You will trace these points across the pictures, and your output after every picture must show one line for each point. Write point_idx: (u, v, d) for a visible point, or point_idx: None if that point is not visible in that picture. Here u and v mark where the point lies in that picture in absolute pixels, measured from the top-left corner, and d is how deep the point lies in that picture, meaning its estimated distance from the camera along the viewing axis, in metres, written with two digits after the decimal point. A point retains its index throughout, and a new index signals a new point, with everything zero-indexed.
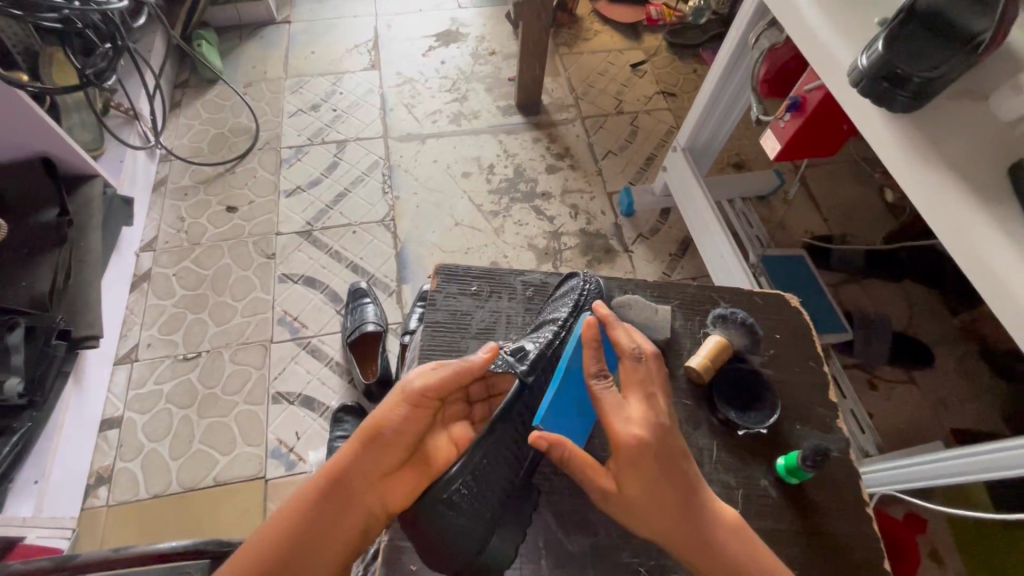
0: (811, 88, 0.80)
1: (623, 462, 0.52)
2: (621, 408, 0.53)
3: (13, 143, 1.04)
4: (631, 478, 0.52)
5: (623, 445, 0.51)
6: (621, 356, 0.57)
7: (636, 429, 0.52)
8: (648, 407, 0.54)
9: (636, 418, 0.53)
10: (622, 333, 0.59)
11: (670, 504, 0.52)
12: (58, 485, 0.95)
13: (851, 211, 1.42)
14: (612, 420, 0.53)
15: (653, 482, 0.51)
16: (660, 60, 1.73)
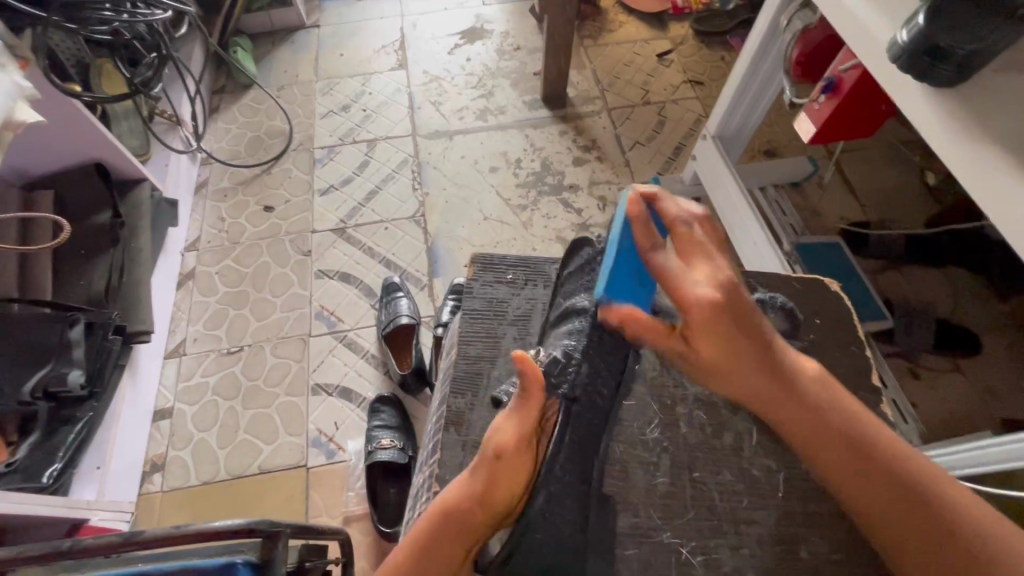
0: (847, 68, 0.78)
1: (696, 324, 0.49)
2: (684, 276, 0.48)
3: (69, 151, 1.10)
4: (709, 334, 0.49)
5: (694, 305, 0.48)
6: (672, 221, 0.50)
7: (707, 290, 0.48)
8: (715, 265, 0.49)
9: (703, 280, 0.48)
10: (674, 207, 0.51)
11: (757, 361, 0.51)
12: (117, 472, 1.01)
13: (890, 196, 1.38)
14: (679, 290, 0.48)
15: (726, 338, 0.49)
16: (687, 49, 1.70)
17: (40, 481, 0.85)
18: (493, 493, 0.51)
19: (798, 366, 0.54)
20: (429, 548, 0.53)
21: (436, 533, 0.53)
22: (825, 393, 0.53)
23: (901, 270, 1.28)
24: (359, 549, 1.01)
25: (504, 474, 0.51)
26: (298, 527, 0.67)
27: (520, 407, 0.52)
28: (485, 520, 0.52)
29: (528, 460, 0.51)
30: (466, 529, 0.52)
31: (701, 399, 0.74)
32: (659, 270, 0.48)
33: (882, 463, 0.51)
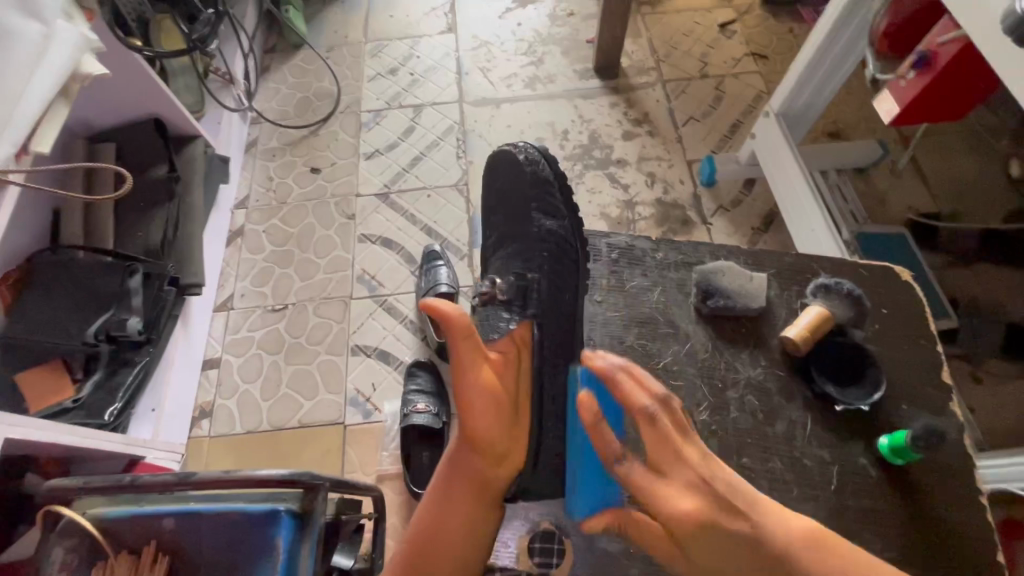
0: (946, 41, 0.72)
1: (682, 535, 0.49)
2: (659, 486, 0.50)
3: (132, 104, 1.13)
4: (706, 555, 0.48)
5: (681, 524, 0.49)
6: (635, 411, 0.54)
7: (683, 502, 0.49)
8: (687, 471, 0.50)
9: (679, 492, 0.50)
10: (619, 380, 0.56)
11: (742, 558, 0.47)
12: (170, 415, 1.07)
13: (967, 187, 1.27)
14: (658, 500, 0.50)
15: (717, 547, 0.48)
16: (753, 19, 1.60)
17: (103, 418, 0.91)
18: (477, 422, 0.60)
19: (782, 533, 0.47)
20: (447, 502, 0.60)
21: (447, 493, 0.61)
22: (809, 551, 0.47)
23: (972, 267, 1.19)
24: (391, 507, 1.05)
25: (479, 406, 0.60)
26: (336, 481, 0.69)
27: (461, 352, 0.62)
28: (488, 460, 0.61)
29: (491, 379, 0.62)
30: (469, 463, 0.61)
31: (754, 388, 0.72)
32: (623, 475, 0.52)
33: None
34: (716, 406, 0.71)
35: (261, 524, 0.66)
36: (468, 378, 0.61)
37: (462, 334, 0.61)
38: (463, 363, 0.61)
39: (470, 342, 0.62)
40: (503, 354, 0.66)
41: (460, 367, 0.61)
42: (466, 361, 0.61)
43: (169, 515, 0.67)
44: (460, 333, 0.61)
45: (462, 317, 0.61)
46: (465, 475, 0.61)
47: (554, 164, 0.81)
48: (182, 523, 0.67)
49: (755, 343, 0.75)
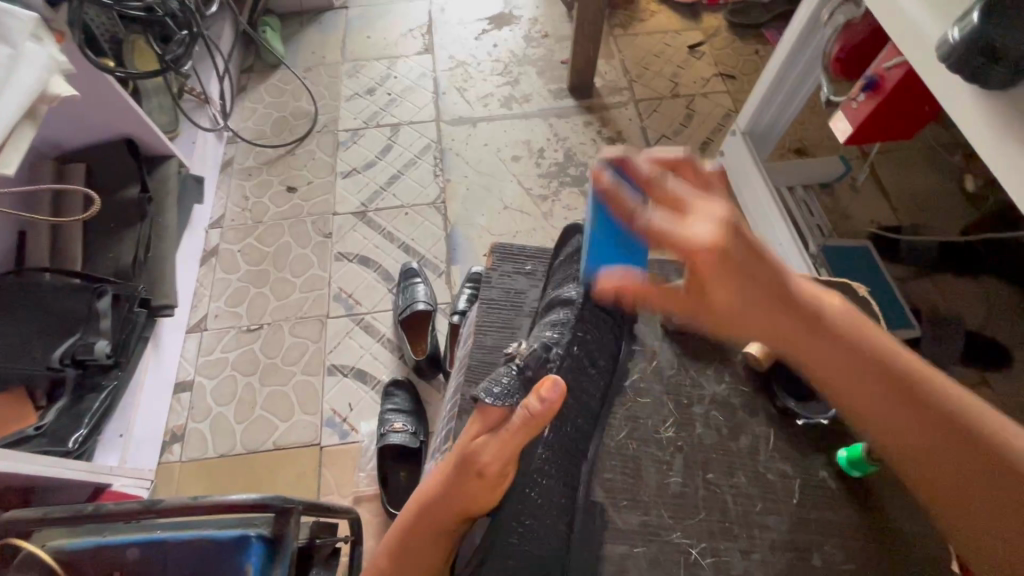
0: (891, 66, 0.76)
1: (704, 269, 0.46)
2: (679, 225, 0.45)
3: (103, 125, 1.12)
4: (722, 284, 0.47)
5: (698, 251, 0.44)
6: (648, 183, 0.50)
7: (709, 230, 0.45)
8: (714, 212, 0.47)
9: (702, 226, 0.45)
10: (637, 169, 0.52)
11: (757, 296, 0.48)
12: (139, 441, 1.04)
13: (925, 201, 1.33)
14: (677, 237, 0.45)
15: (736, 283, 0.47)
16: (720, 41, 1.66)
17: (68, 445, 0.88)
18: (466, 499, 0.53)
19: (821, 302, 0.50)
20: (404, 553, 0.56)
21: (414, 532, 0.57)
22: (848, 325, 0.50)
23: (930, 278, 1.23)
24: (367, 530, 1.03)
25: (474, 489, 0.53)
26: (309, 505, 0.68)
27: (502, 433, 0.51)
28: (457, 520, 0.55)
29: (510, 450, 0.51)
30: (437, 527, 0.56)
31: (719, 403, 0.74)
32: (644, 223, 0.46)
33: (914, 386, 0.47)
34: (682, 421, 0.72)
35: (231, 551, 0.65)
36: (486, 451, 0.51)
37: (527, 426, 0.50)
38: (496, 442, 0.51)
39: (522, 422, 0.50)
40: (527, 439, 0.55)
41: (494, 441, 0.51)
42: (485, 446, 0.51)
43: (133, 545, 0.65)
44: (525, 424, 0.50)
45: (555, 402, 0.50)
46: (427, 544, 0.56)
47: None
48: (147, 553, 0.65)
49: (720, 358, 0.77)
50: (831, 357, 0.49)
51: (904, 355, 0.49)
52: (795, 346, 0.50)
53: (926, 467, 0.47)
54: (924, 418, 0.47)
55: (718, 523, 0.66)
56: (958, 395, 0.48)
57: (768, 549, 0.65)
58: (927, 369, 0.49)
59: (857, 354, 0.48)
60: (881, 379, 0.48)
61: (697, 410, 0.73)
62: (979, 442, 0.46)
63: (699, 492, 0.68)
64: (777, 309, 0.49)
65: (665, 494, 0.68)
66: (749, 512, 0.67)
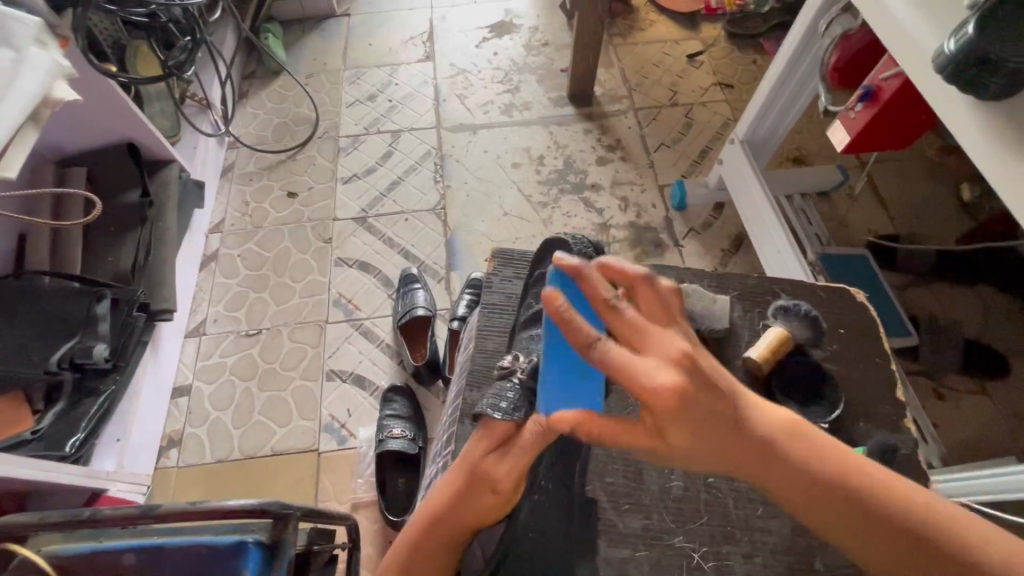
0: (888, 76, 0.77)
1: (662, 412, 0.41)
2: (637, 363, 0.40)
3: (105, 129, 1.13)
4: (682, 431, 0.43)
5: (656, 397, 0.41)
6: (601, 307, 0.44)
7: (665, 376, 0.41)
8: (667, 343, 0.43)
9: (662, 369, 0.41)
10: (596, 280, 0.44)
11: (716, 438, 0.44)
12: (136, 445, 1.04)
13: (922, 210, 1.34)
14: (633, 375, 0.41)
15: (697, 424, 0.43)
16: (718, 51, 1.67)
17: (64, 450, 0.88)
18: (475, 511, 0.52)
19: (763, 424, 0.46)
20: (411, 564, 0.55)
21: (418, 544, 0.54)
22: (794, 443, 0.46)
23: (928, 286, 1.24)
24: (366, 536, 1.02)
25: (481, 502, 0.51)
26: (307, 510, 0.68)
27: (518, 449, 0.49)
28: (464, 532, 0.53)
29: (524, 463, 0.49)
30: (445, 540, 0.54)
31: None
32: (620, 319, 0.44)
33: (875, 494, 0.46)
34: None
35: (227, 557, 0.64)
36: (499, 470, 0.49)
37: (538, 438, 0.49)
38: (509, 460, 0.49)
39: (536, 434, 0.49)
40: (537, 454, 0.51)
41: (506, 458, 0.49)
42: (498, 466, 0.49)
43: (129, 550, 0.65)
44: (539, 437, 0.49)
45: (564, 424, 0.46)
46: (432, 555, 0.54)
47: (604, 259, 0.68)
48: (144, 558, 0.65)
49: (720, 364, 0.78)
50: (795, 482, 0.46)
51: (874, 472, 0.47)
52: (760, 472, 0.46)
53: (878, 563, 0.46)
54: (880, 529, 0.46)
55: (718, 530, 0.66)
56: (931, 511, 0.46)
57: (769, 555, 0.65)
58: (895, 481, 0.47)
59: (801, 467, 0.46)
60: (835, 504, 0.46)
61: None
62: (962, 564, 0.44)
63: (700, 497, 0.68)
64: (738, 450, 0.45)
65: (665, 500, 0.68)
66: (750, 519, 0.67)
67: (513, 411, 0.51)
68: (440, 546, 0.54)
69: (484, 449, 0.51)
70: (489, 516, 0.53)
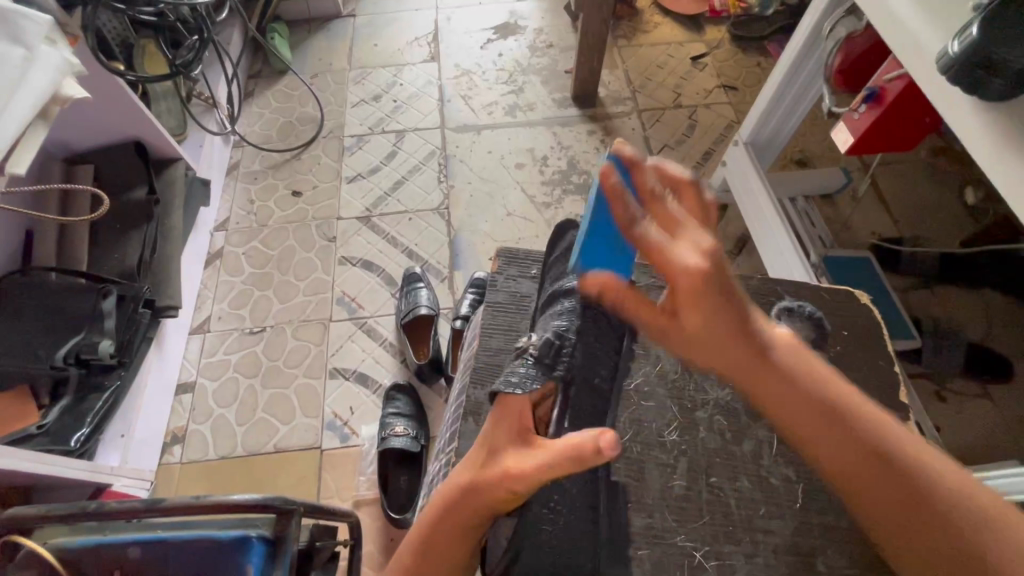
0: (892, 78, 0.78)
1: (684, 299, 0.44)
2: (672, 245, 0.42)
3: (113, 127, 1.14)
4: (692, 312, 0.45)
5: (684, 272, 0.42)
6: (647, 197, 0.46)
7: (696, 257, 0.42)
8: (707, 245, 0.43)
9: (693, 253, 0.42)
10: (647, 170, 0.46)
11: (731, 327, 0.46)
12: (140, 441, 1.04)
13: (926, 213, 1.34)
14: (665, 257, 0.42)
15: (715, 310, 0.44)
16: (722, 53, 1.68)
17: (69, 444, 0.88)
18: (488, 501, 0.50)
19: (770, 331, 0.49)
20: (429, 556, 0.54)
21: (435, 531, 0.54)
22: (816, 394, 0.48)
23: (931, 289, 1.24)
24: (368, 533, 1.03)
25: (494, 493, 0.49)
26: (311, 505, 0.68)
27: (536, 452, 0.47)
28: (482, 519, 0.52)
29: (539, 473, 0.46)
30: (461, 530, 0.53)
31: (722, 407, 0.73)
32: (641, 239, 0.43)
33: (877, 446, 0.47)
34: (685, 425, 0.73)
35: (231, 551, 0.65)
36: (514, 466, 0.47)
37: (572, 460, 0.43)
38: (526, 457, 0.47)
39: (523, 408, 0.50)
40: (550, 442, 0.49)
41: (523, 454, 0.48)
42: (515, 467, 0.47)
43: (134, 544, 0.65)
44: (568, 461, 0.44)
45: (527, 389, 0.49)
46: (449, 544, 0.53)
47: None
48: (148, 553, 0.65)
49: None
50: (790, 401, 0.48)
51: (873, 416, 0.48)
52: (762, 381, 0.48)
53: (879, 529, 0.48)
54: (872, 458, 0.47)
55: (720, 529, 0.66)
56: (942, 476, 0.46)
57: (771, 554, 0.65)
58: (903, 434, 0.48)
59: (799, 381, 0.48)
60: (816, 414, 0.48)
61: (700, 414, 0.73)
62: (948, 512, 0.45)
63: (703, 496, 0.68)
64: (745, 339, 0.47)
65: (667, 498, 0.68)
66: (752, 518, 0.67)
67: (529, 381, 0.51)
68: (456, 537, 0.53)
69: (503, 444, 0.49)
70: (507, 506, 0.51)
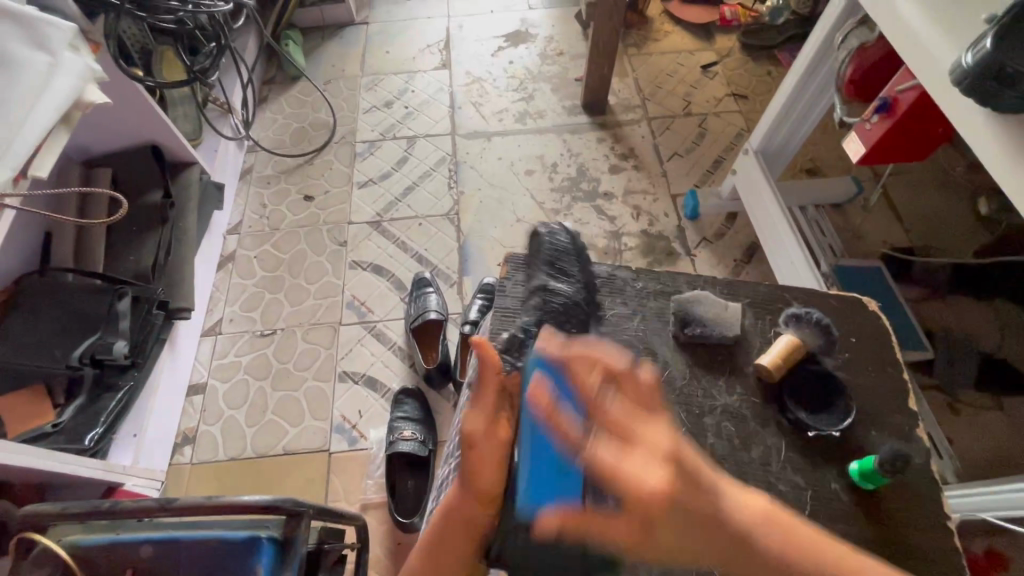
0: (904, 89, 0.78)
1: (654, 518, 0.45)
2: (624, 466, 0.47)
3: (131, 132, 1.16)
4: (659, 531, 0.46)
5: (642, 499, 0.45)
6: (586, 398, 0.55)
7: (655, 477, 0.46)
8: (649, 449, 0.48)
9: (648, 471, 0.46)
10: (583, 368, 0.58)
11: (687, 530, 0.46)
12: (152, 441, 1.06)
13: (938, 223, 1.33)
14: (625, 478, 0.46)
15: (664, 475, 0.46)
16: (732, 62, 1.68)
17: (84, 443, 0.90)
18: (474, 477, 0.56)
19: (739, 509, 0.47)
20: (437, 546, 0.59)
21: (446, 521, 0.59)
22: (771, 535, 0.46)
23: (944, 299, 1.23)
24: (375, 537, 1.03)
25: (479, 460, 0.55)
26: (320, 508, 0.69)
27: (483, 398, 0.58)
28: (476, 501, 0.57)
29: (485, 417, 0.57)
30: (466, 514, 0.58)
31: (730, 414, 0.75)
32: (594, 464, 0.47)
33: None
34: (694, 432, 0.73)
35: (241, 552, 0.65)
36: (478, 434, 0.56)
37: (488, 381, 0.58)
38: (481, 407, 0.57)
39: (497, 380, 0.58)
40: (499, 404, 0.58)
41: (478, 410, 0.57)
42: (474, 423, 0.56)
43: (147, 542, 0.66)
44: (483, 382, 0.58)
45: (494, 355, 0.59)
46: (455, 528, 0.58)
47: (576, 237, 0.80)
48: (160, 551, 0.66)
49: (731, 370, 0.78)
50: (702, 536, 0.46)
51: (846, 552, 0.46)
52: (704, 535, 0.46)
53: None
54: None
55: None
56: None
57: None
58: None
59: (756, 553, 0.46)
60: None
61: (709, 421, 0.74)
62: None
63: None
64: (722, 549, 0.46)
65: None
66: None
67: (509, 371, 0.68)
68: (459, 530, 0.58)
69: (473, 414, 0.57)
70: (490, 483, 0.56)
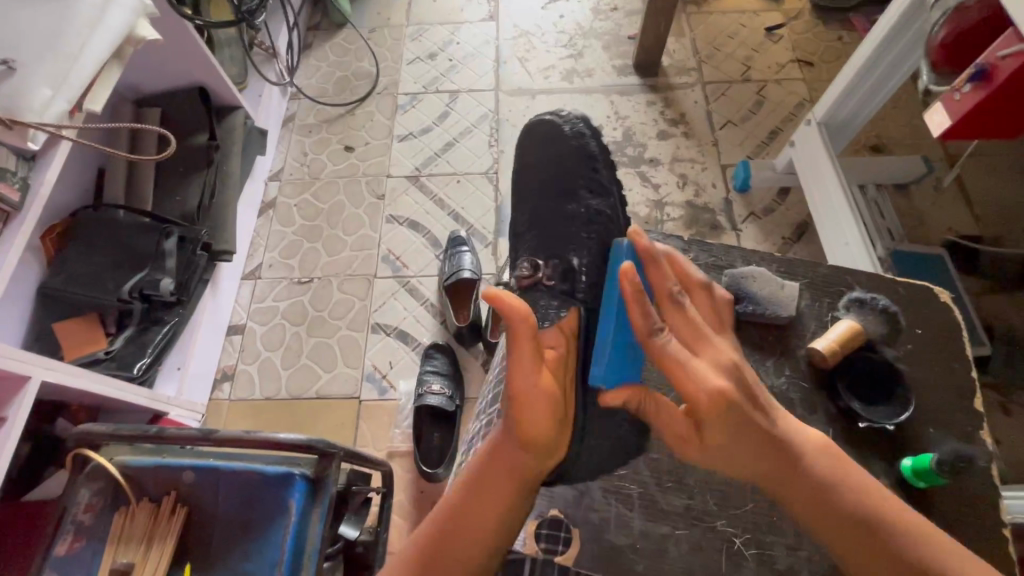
0: (1007, 55, 0.70)
1: (707, 414, 0.54)
2: (688, 363, 0.54)
3: (179, 72, 1.16)
4: (715, 431, 0.55)
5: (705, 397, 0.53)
6: (662, 295, 0.57)
7: (714, 378, 0.54)
8: (716, 355, 0.55)
9: (706, 370, 0.54)
10: (664, 269, 0.57)
11: (751, 441, 0.55)
12: (194, 375, 1.11)
13: (1014, 212, 1.23)
14: (689, 371, 0.54)
15: (736, 430, 0.55)
16: (801, 25, 1.56)
17: (132, 371, 0.95)
18: (526, 421, 0.57)
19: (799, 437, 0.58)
20: (477, 502, 0.59)
21: (484, 476, 0.59)
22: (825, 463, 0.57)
23: (1009, 294, 1.15)
24: (399, 483, 1.06)
25: (529, 411, 0.57)
26: (350, 451, 0.71)
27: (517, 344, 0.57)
28: (531, 454, 0.58)
29: (529, 363, 0.57)
30: (515, 466, 0.58)
31: (777, 396, 0.75)
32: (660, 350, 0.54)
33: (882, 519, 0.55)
34: None
35: (275, 486, 0.68)
36: (525, 377, 0.57)
37: (526, 325, 0.56)
38: (514, 355, 0.57)
39: (532, 338, 0.57)
40: (555, 349, 0.62)
41: (514, 366, 0.57)
42: (523, 377, 0.57)
43: (189, 469, 0.69)
44: (512, 330, 0.56)
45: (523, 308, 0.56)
46: (494, 486, 0.59)
47: (598, 139, 0.84)
48: (201, 478, 0.69)
49: (782, 351, 0.77)
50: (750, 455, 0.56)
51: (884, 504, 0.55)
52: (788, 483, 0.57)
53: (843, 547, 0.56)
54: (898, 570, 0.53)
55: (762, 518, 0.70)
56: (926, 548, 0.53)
57: None
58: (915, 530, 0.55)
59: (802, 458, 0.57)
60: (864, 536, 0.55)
61: None
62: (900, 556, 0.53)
63: None
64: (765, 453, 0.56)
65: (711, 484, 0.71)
66: None
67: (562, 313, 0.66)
68: (510, 481, 0.58)
69: (513, 361, 0.57)
70: (541, 438, 0.58)
